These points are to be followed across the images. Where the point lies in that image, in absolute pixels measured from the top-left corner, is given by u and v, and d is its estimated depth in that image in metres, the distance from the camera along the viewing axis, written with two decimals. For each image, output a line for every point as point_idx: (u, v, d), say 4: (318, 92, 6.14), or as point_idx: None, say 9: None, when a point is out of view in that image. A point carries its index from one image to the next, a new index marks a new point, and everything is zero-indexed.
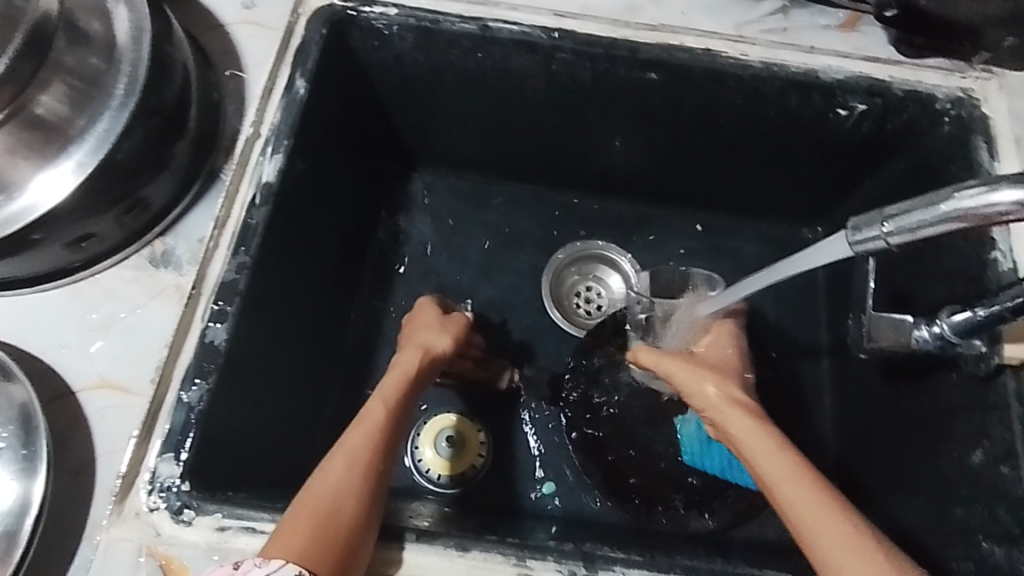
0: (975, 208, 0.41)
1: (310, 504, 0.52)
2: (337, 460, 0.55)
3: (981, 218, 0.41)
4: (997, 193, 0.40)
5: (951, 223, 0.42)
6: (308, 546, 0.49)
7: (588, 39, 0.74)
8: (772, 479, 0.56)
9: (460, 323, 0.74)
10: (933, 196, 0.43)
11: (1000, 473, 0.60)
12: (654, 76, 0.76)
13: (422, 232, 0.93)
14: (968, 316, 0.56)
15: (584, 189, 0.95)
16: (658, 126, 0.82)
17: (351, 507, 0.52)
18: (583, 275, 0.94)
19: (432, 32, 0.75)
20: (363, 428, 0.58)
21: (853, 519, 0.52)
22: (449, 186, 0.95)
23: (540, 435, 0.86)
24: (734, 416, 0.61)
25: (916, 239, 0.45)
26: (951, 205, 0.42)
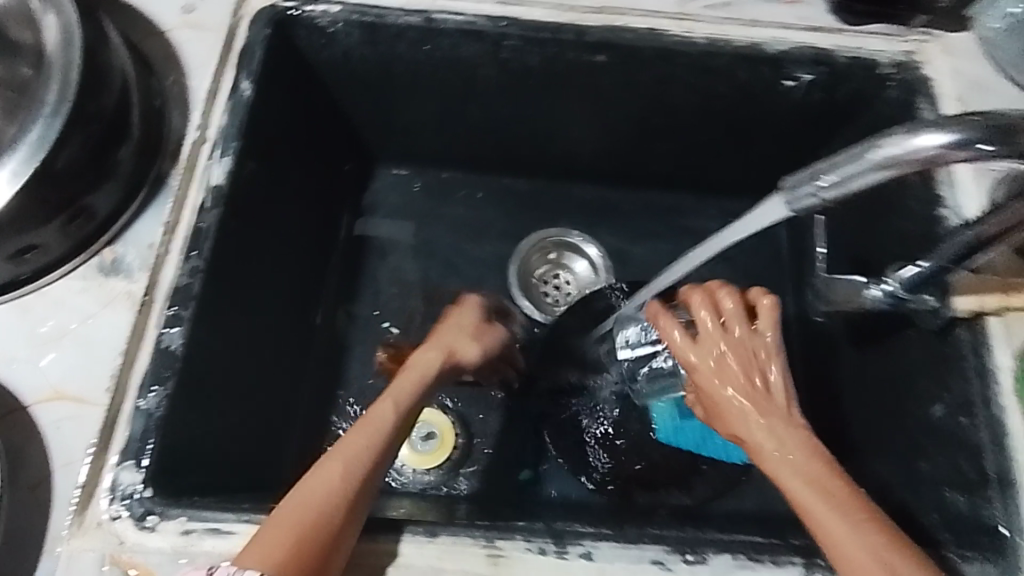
0: (900, 154, 0.41)
1: (293, 513, 0.48)
2: (332, 467, 0.51)
3: (907, 163, 0.41)
4: (918, 137, 0.40)
5: (878, 171, 0.43)
6: (284, 558, 0.46)
7: (534, 25, 0.75)
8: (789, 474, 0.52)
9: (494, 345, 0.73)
10: (860, 151, 0.43)
11: (958, 423, 0.61)
12: (603, 57, 0.76)
13: (387, 232, 0.93)
14: (916, 270, 0.60)
15: (546, 177, 0.95)
16: (612, 108, 0.82)
17: (336, 522, 0.49)
18: (549, 263, 0.95)
19: (377, 25, 0.75)
20: (367, 428, 0.55)
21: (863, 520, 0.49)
22: (411, 183, 0.95)
23: (516, 424, 0.86)
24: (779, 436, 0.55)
25: (848, 194, 0.45)
26: (875, 153, 0.42)
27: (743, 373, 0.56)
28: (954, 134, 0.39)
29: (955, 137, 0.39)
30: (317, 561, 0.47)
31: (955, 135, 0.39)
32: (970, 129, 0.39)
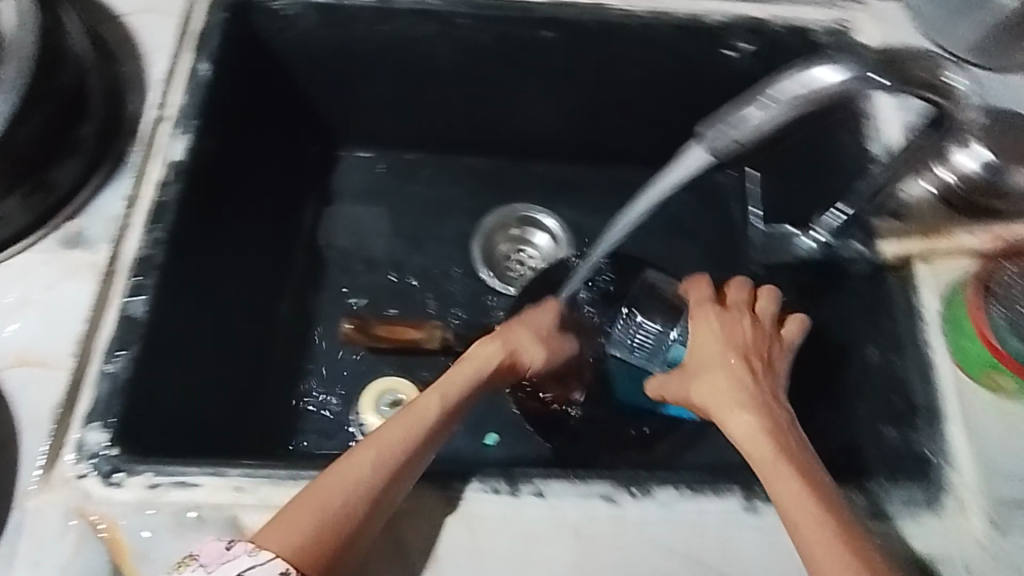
0: (811, 88, 0.47)
1: (319, 497, 0.50)
2: (365, 455, 0.52)
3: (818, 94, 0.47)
4: (826, 72, 0.47)
5: (792, 106, 0.48)
6: (304, 541, 0.48)
7: (484, 3, 0.78)
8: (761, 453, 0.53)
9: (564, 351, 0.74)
10: (773, 91, 0.48)
11: (891, 363, 0.64)
12: (551, 33, 0.79)
13: (350, 213, 0.95)
14: (834, 216, 0.68)
15: (505, 156, 0.98)
16: (564, 84, 0.85)
17: (360, 510, 0.50)
18: (511, 238, 0.97)
19: (332, 8, 0.78)
20: (406, 416, 0.56)
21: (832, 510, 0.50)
22: (374, 166, 0.97)
23: None
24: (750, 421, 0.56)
25: (763, 133, 0.50)
26: (789, 89, 0.48)
27: (740, 352, 0.60)
28: (853, 67, 0.47)
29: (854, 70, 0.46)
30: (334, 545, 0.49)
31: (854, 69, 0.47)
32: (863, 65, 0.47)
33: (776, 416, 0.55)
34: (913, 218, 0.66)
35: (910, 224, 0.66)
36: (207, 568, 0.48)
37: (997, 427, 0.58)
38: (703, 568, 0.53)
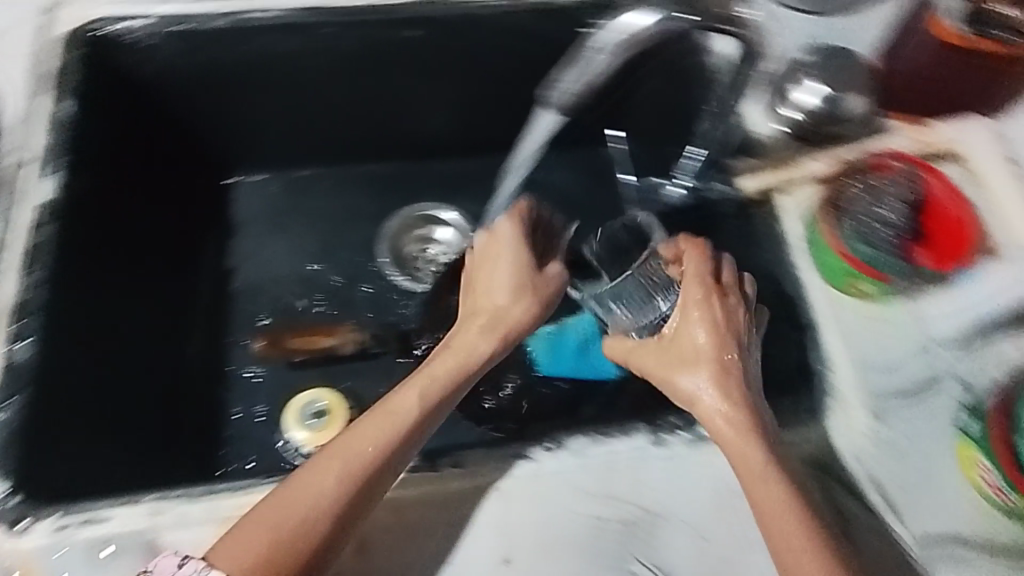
0: (628, 34, 0.51)
1: (270, 516, 0.50)
2: (324, 477, 0.51)
3: (636, 39, 0.51)
4: (639, 18, 0.51)
5: (618, 53, 0.52)
6: (254, 561, 0.48)
7: (346, 10, 0.80)
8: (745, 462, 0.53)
9: (548, 284, 0.66)
10: (598, 42, 0.52)
11: (772, 290, 0.68)
12: (416, 32, 0.82)
13: (249, 237, 0.95)
14: (691, 159, 0.75)
15: (398, 159, 0.99)
16: (440, 79, 0.87)
17: (320, 534, 0.49)
18: (413, 237, 0.98)
19: (193, 34, 0.78)
20: (379, 423, 0.55)
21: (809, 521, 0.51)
22: (269, 188, 0.97)
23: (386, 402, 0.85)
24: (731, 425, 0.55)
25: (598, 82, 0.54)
26: (611, 38, 0.52)
27: (718, 325, 0.58)
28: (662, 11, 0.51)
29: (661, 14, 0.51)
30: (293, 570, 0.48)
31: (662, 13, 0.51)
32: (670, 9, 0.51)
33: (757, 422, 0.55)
34: (765, 153, 0.71)
35: (763, 159, 0.71)
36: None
37: (860, 328, 0.63)
38: (619, 503, 0.56)
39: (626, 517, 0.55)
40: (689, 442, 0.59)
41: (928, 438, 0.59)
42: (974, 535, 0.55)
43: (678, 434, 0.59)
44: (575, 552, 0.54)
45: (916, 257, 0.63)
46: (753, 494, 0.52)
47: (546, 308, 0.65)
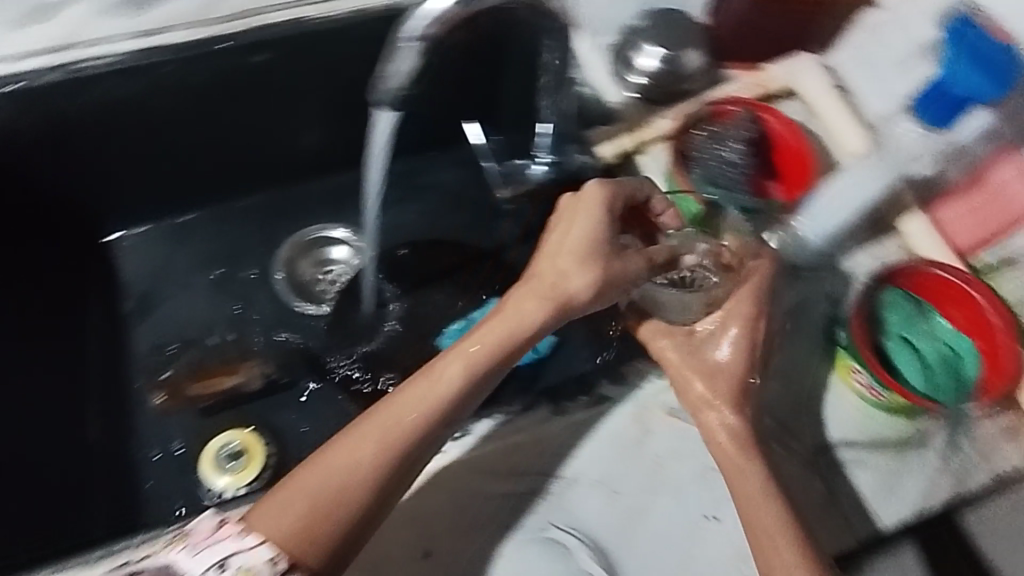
0: (428, 22, 0.49)
1: (312, 482, 0.52)
2: (366, 452, 0.54)
3: (436, 25, 0.49)
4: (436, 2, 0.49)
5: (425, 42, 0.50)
6: (293, 527, 0.50)
7: (180, 46, 0.78)
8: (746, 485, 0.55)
9: (623, 270, 0.59)
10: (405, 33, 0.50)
11: None
12: (263, 57, 0.81)
13: (135, 289, 0.93)
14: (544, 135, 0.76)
15: (279, 186, 0.98)
16: (300, 100, 0.87)
17: (359, 509, 0.52)
18: (310, 260, 0.97)
19: (29, 94, 0.75)
20: (426, 396, 0.56)
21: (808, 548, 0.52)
22: (149, 239, 0.95)
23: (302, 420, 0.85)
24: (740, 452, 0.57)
25: (416, 73, 0.52)
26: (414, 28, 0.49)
27: (748, 345, 0.60)
28: None
29: None
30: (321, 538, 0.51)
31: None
32: None
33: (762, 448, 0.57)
34: (619, 121, 0.75)
35: (617, 125, 0.75)
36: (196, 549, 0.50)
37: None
38: (527, 475, 0.59)
39: (536, 486, 0.58)
40: (589, 405, 0.62)
41: (805, 358, 0.64)
42: (861, 435, 0.61)
43: (578, 401, 0.63)
44: (493, 528, 0.57)
45: (772, 191, 0.69)
46: (751, 517, 0.54)
47: (608, 292, 0.59)
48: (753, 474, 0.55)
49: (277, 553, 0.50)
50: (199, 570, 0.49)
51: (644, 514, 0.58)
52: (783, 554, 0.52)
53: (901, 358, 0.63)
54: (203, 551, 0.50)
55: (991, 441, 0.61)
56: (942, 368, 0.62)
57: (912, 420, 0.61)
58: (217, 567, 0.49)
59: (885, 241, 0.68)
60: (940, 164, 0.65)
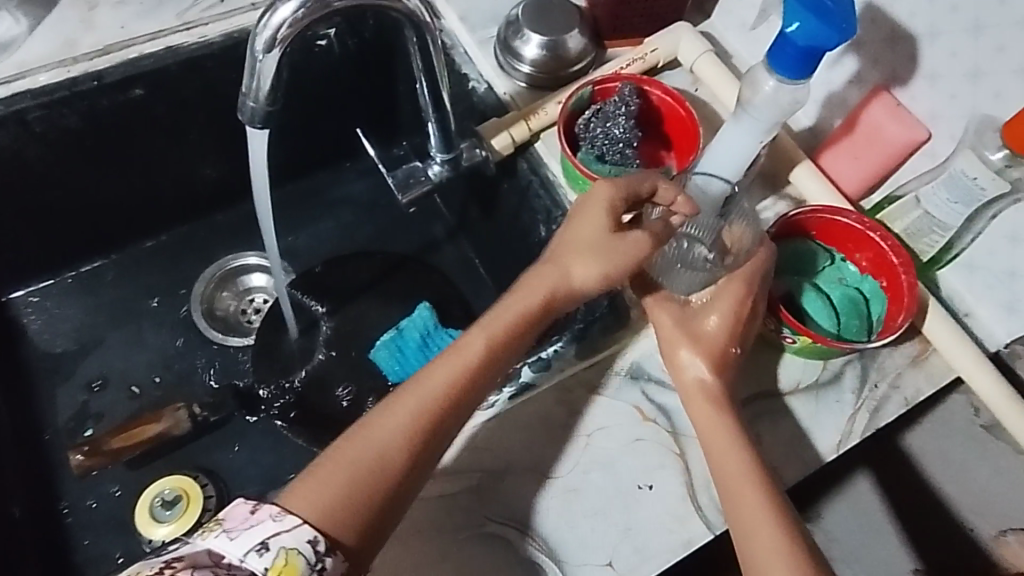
0: (274, 33, 0.50)
1: (351, 454, 0.53)
2: (401, 424, 0.54)
3: (283, 35, 0.50)
4: (278, 12, 0.50)
5: (274, 53, 0.51)
6: (331, 499, 0.51)
7: (45, 88, 0.75)
8: (726, 470, 0.56)
9: (627, 253, 0.58)
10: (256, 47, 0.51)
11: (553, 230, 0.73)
12: (139, 91, 0.79)
13: (44, 347, 0.90)
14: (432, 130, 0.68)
15: (185, 220, 0.96)
16: (189, 130, 0.85)
17: (396, 478, 0.53)
18: (228, 292, 0.95)
19: None
20: (455, 361, 0.57)
21: (790, 529, 0.53)
22: (53, 292, 0.92)
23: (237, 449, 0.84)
24: (722, 440, 0.57)
25: (275, 86, 0.53)
26: (260, 41, 0.50)
27: (742, 313, 0.60)
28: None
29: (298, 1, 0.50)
30: (354, 515, 0.51)
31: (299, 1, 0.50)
32: None
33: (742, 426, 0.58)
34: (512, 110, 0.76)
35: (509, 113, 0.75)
36: (231, 533, 0.47)
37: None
38: (459, 475, 0.58)
39: (469, 483, 0.58)
40: (511, 397, 0.61)
41: None
42: (778, 383, 0.63)
43: (501, 393, 0.61)
44: (432, 532, 0.56)
45: (664, 160, 0.72)
46: (730, 494, 0.55)
47: (616, 274, 0.59)
48: (731, 431, 0.57)
49: (317, 533, 0.50)
50: (239, 554, 0.47)
51: (579, 491, 0.59)
52: (755, 503, 0.54)
53: (813, 305, 0.64)
54: (239, 535, 0.47)
55: (897, 369, 0.63)
56: (851, 311, 0.64)
57: (824, 361, 0.63)
58: (260, 548, 0.47)
59: (774, 197, 0.70)
60: (820, 113, 0.71)
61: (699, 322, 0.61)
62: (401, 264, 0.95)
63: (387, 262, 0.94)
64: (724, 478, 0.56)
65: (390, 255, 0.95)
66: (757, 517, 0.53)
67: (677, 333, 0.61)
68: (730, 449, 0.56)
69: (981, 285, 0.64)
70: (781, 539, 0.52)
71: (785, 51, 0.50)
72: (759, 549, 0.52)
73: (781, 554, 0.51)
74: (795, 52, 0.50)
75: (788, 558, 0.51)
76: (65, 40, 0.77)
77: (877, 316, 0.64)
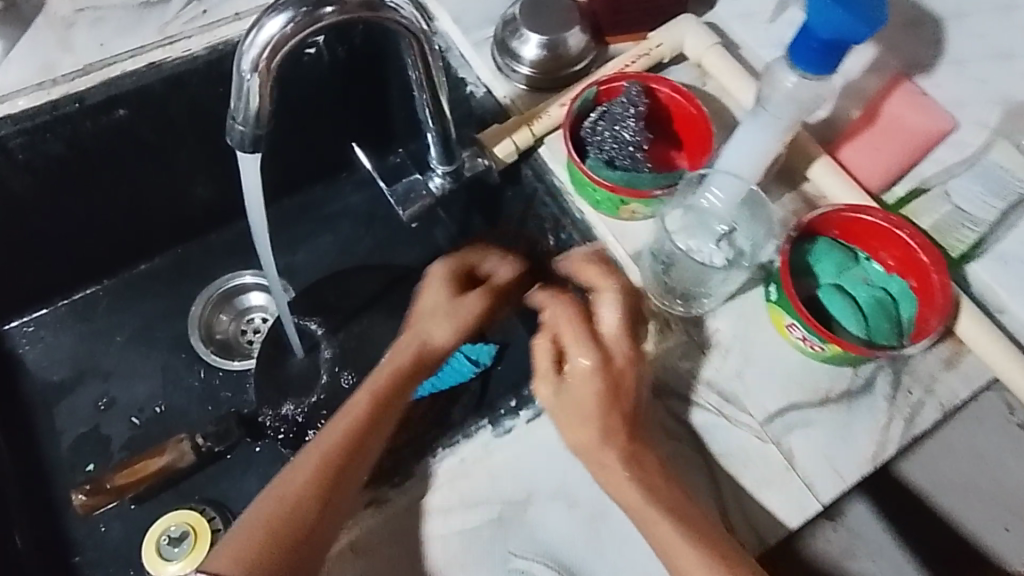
0: (260, 50, 0.46)
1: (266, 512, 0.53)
2: (321, 457, 0.55)
3: (270, 52, 0.46)
4: (264, 28, 0.46)
5: (262, 73, 0.47)
6: (255, 552, 0.50)
7: (26, 115, 0.72)
8: (632, 506, 0.53)
9: (467, 310, 0.66)
10: (243, 69, 0.48)
11: (562, 241, 0.70)
12: (123, 112, 0.75)
13: (43, 380, 0.87)
14: (432, 141, 0.64)
15: (178, 241, 0.93)
16: (178, 150, 0.82)
17: (308, 522, 0.52)
18: (227, 314, 0.93)
19: None
20: (344, 419, 0.57)
21: (714, 555, 0.51)
22: (49, 322, 0.89)
23: (245, 479, 0.82)
24: (620, 480, 0.54)
25: (265, 108, 0.49)
26: (246, 61, 0.47)
27: (610, 376, 0.57)
28: (285, 12, 0.46)
29: (285, 14, 0.46)
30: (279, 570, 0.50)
31: (287, 16, 0.46)
32: (295, 6, 0.46)
33: (644, 461, 0.55)
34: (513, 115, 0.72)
35: (510, 118, 0.71)
36: None
37: (646, 233, 0.66)
38: (479, 507, 0.56)
39: (490, 515, 0.55)
40: (528, 419, 0.58)
41: (743, 321, 0.62)
42: (808, 394, 0.60)
43: (519, 416, 0.59)
44: (453, 571, 0.53)
45: (676, 161, 0.68)
46: (643, 527, 0.53)
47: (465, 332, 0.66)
48: (647, 505, 0.53)
49: None
50: None
51: (607, 520, 0.56)
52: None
53: (839, 308, 0.61)
54: None
55: (931, 372, 0.61)
56: (878, 313, 0.60)
57: (854, 368, 0.60)
58: None
59: (790, 194, 0.66)
60: (837, 103, 0.67)
61: (577, 386, 0.57)
62: (404, 277, 0.92)
63: (390, 277, 0.92)
64: (634, 517, 0.53)
65: (393, 269, 0.93)
66: (673, 550, 0.52)
67: (565, 403, 0.57)
68: (631, 485, 0.54)
69: (1013, 279, 0.61)
70: (704, 564, 0.51)
71: (808, 45, 0.47)
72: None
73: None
74: (819, 45, 0.47)
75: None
76: (42, 62, 0.74)
77: (908, 319, 0.61)
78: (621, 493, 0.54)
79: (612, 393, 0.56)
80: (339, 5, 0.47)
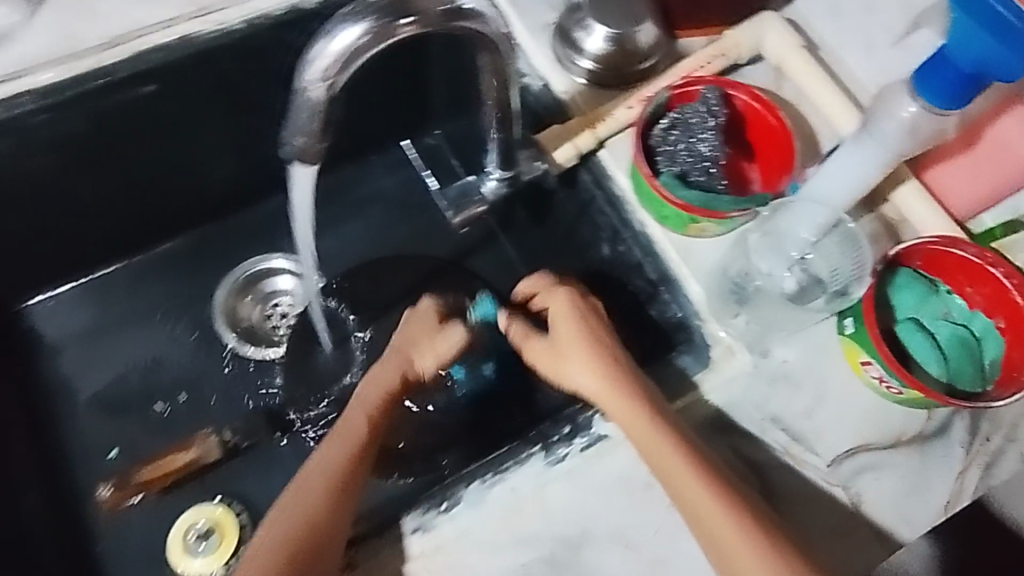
0: (329, 60, 0.44)
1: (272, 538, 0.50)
2: (315, 479, 0.53)
3: (337, 63, 0.44)
4: (336, 37, 0.44)
5: (327, 84, 0.45)
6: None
7: (50, 87, 0.67)
8: (637, 441, 0.52)
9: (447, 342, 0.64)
10: (310, 77, 0.45)
11: (620, 253, 0.65)
12: (151, 87, 0.70)
13: (61, 362, 0.84)
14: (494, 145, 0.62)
15: (202, 221, 0.89)
16: (206, 127, 0.77)
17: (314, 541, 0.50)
18: (251, 300, 0.89)
19: None
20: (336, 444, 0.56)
21: (719, 485, 0.49)
22: (69, 300, 0.85)
23: (272, 476, 0.79)
24: (632, 416, 0.53)
25: (327, 118, 0.47)
26: (313, 70, 0.45)
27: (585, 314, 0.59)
28: (360, 22, 0.44)
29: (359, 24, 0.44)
30: None
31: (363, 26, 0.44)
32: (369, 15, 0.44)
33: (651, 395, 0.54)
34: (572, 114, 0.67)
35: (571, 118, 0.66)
36: None
37: (714, 252, 0.62)
38: (531, 542, 0.54)
39: (542, 552, 0.53)
40: (584, 449, 0.56)
41: (814, 352, 0.59)
42: (879, 435, 0.57)
43: (574, 444, 0.56)
44: None
45: (748, 173, 0.63)
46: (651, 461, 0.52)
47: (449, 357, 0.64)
48: (661, 438, 0.52)
49: None
50: None
51: (664, 562, 0.53)
52: (721, 523, 0.48)
53: (918, 347, 0.57)
54: None
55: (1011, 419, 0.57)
56: (961, 353, 0.57)
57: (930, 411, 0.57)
58: None
59: (869, 215, 0.62)
60: None
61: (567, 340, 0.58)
62: (438, 271, 0.87)
63: (423, 270, 0.88)
64: (642, 453, 0.52)
65: (426, 262, 0.88)
66: (682, 481, 0.50)
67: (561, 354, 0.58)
68: (633, 422, 0.53)
69: None
70: (715, 496, 0.49)
71: (944, 75, 0.46)
72: (707, 513, 0.48)
73: (720, 509, 0.48)
74: (956, 76, 0.46)
75: (730, 514, 0.48)
76: (65, 31, 0.69)
77: (993, 360, 0.56)
78: (626, 422, 0.53)
79: (600, 342, 0.57)
80: (417, 17, 0.44)
